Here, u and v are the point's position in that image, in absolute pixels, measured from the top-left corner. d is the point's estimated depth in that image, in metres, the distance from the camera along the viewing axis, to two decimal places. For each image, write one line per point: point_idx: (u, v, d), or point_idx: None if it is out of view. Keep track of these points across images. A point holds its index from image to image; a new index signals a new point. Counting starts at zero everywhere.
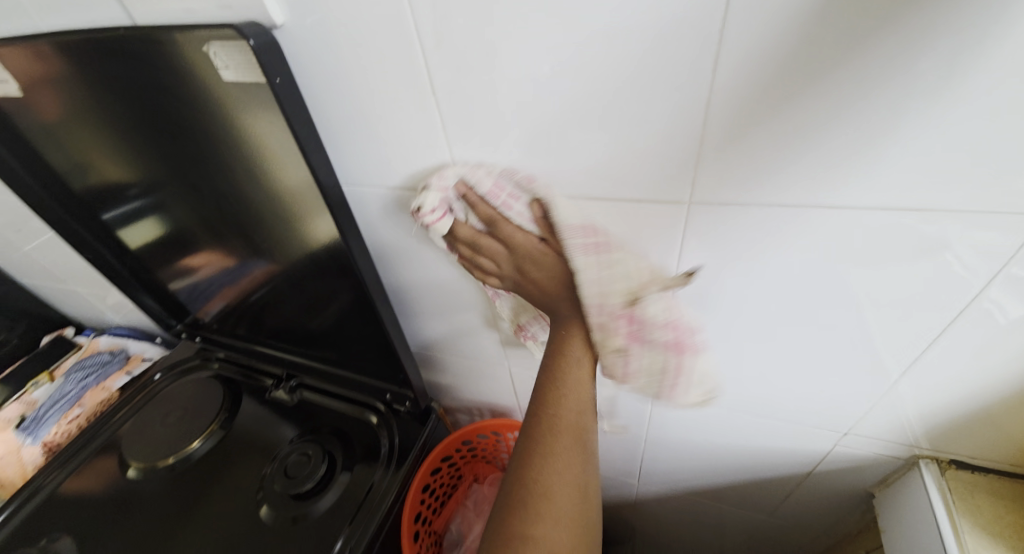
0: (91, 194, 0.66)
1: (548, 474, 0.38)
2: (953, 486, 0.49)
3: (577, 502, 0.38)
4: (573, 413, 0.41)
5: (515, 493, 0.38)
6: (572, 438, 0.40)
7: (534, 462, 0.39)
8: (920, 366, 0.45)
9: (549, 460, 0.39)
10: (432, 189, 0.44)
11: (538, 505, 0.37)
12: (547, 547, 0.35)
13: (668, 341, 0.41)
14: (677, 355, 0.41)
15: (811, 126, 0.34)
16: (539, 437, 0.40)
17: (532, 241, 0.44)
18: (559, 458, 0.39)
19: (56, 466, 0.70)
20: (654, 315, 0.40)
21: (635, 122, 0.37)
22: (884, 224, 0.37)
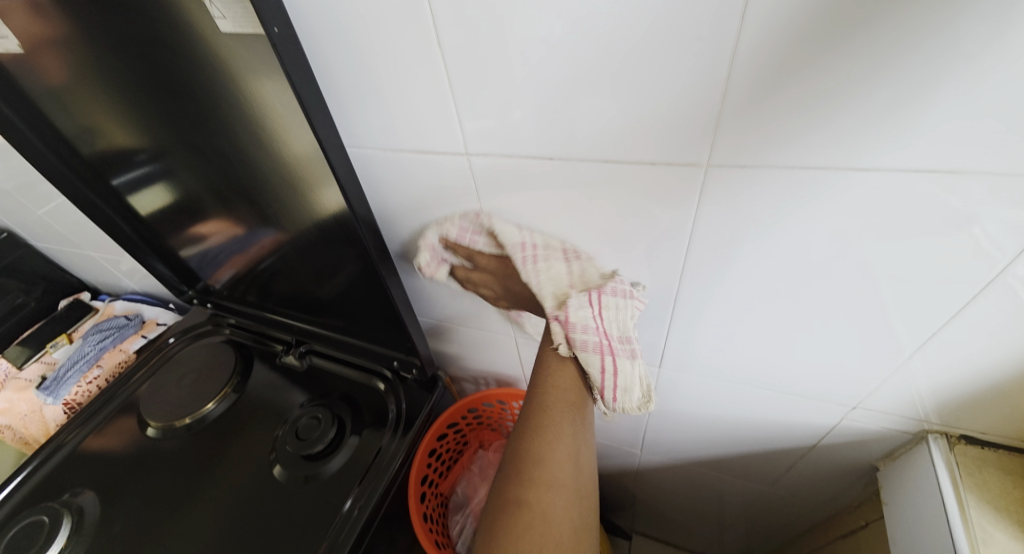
0: (100, 158, 0.66)
1: (542, 446, 0.44)
2: (962, 460, 0.49)
3: (568, 470, 0.43)
4: (563, 394, 0.46)
5: (513, 462, 0.44)
6: (564, 414, 0.45)
7: (529, 439, 0.44)
8: (936, 342, 0.44)
9: (541, 437, 0.44)
10: (422, 250, 0.55)
11: (533, 470, 0.43)
12: (540, 508, 0.41)
13: (591, 343, 0.45)
14: (609, 353, 0.45)
15: (838, 87, 0.32)
16: (533, 418, 0.46)
17: (501, 265, 0.52)
18: (550, 434, 0.44)
19: (78, 424, 0.72)
20: (580, 318, 0.45)
21: (652, 82, 0.36)
22: (909, 192, 0.35)
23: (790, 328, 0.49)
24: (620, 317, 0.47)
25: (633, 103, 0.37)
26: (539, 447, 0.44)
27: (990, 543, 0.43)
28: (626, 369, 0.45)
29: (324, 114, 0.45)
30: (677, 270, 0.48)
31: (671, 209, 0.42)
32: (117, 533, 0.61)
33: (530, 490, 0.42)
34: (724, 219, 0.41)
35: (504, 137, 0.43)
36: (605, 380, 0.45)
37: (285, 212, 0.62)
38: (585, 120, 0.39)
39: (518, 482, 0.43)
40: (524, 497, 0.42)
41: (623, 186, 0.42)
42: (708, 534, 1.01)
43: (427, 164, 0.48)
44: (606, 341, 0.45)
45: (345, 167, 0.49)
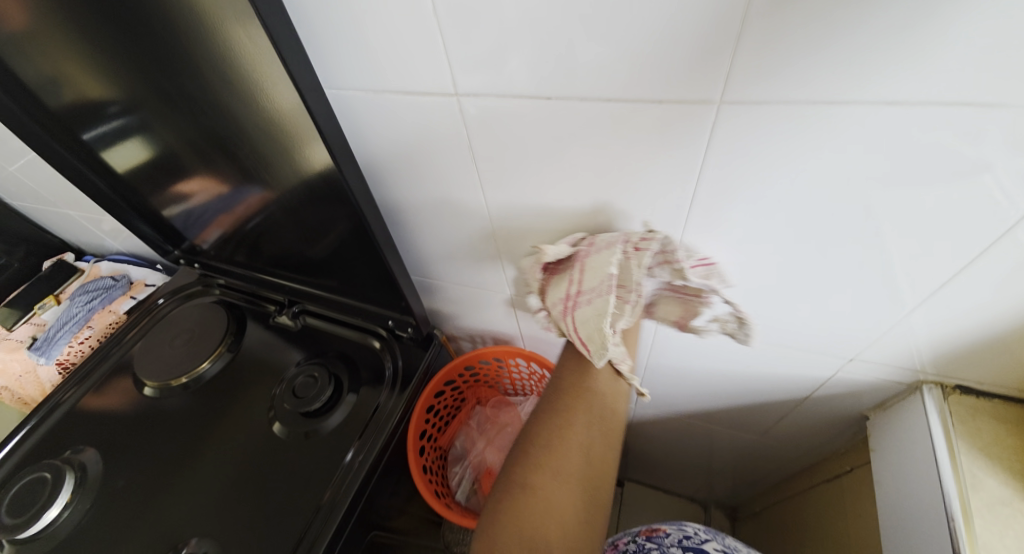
0: (68, 111, 0.61)
1: (550, 432, 0.48)
2: (955, 410, 0.49)
3: (580, 467, 0.46)
4: (580, 391, 0.50)
5: (523, 445, 0.48)
6: (577, 409, 0.49)
7: (546, 433, 0.48)
8: (939, 296, 0.43)
9: (558, 432, 0.48)
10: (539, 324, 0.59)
11: (541, 456, 0.46)
12: (543, 492, 0.44)
13: (558, 303, 0.49)
14: (575, 310, 0.48)
15: (862, 20, 0.30)
16: (554, 416, 0.49)
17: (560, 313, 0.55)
18: (568, 432, 0.48)
19: (73, 384, 0.72)
20: (552, 294, 0.50)
21: (661, 16, 0.33)
22: (927, 137, 0.33)
23: (792, 281, 0.48)
24: (596, 270, 0.46)
25: (639, 35, 0.34)
26: (551, 436, 0.48)
27: (978, 488, 0.45)
28: (588, 321, 0.47)
29: (303, 52, 0.41)
30: (680, 221, 0.46)
31: (676, 156, 0.40)
32: (123, 488, 0.62)
33: (538, 472, 0.46)
34: (731, 167, 0.40)
35: (497, 80, 0.40)
36: (574, 331, 0.49)
37: (269, 167, 0.59)
38: (586, 54, 0.36)
39: (528, 465, 0.46)
40: (531, 479, 0.45)
41: (626, 130, 0.40)
42: (697, 481, 1.05)
43: (417, 108, 0.45)
44: (573, 299, 0.48)
45: (327, 115, 0.46)
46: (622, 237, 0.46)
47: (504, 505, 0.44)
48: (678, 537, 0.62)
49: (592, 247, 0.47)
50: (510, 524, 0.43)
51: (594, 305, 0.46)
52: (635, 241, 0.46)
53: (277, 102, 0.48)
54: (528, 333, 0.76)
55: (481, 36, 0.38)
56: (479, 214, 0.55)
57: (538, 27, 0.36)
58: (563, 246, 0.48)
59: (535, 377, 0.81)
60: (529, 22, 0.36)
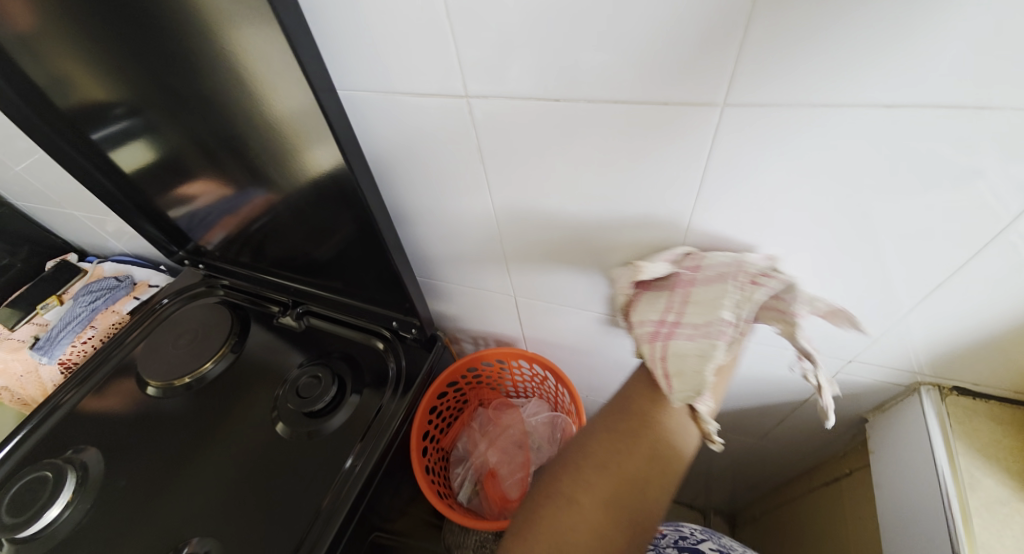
0: (78, 112, 0.62)
1: (604, 455, 0.46)
2: (952, 411, 0.50)
3: (626, 497, 0.44)
4: (654, 418, 0.47)
5: (570, 459, 0.47)
6: (639, 440, 0.46)
7: (599, 454, 0.46)
8: (935, 299, 0.44)
9: (612, 456, 0.46)
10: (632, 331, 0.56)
11: (588, 474, 0.45)
12: (581, 510, 0.43)
13: (648, 330, 0.47)
14: (668, 337, 0.45)
15: (860, 28, 0.31)
16: (611, 439, 0.47)
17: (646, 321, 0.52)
18: (622, 459, 0.45)
19: (75, 384, 0.72)
20: (642, 315, 0.48)
21: (665, 24, 0.34)
22: (921, 143, 0.35)
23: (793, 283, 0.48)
24: (702, 304, 0.45)
25: (646, 39, 0.35)
26: (606, 455, 0.46)
27: (977, 488, 0.45)
28: (682, 354, 0.44)
29: (317, 53, 0.42)
30: (683, 222, 0.47)
31: (680, 158, 0.41)
32: (123, 488, 0.62)
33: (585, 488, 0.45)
34: (733, 170, 0.41)
35: (505, 83, 0.41)
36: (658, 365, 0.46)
37: (275, 169, 0.59)
38: (593, 57, 0.37)
39: (576, 479, 0.45)
40: (576, 493, 0.44)
41: (631, 132, 0.41)
42: (696, 485, 1.05)
43: (426, 110, 0.46)
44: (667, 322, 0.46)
45: (340, 115, 0.46)
46: (736, 267, 0.45)
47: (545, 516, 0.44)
48: (674, 538, 0.62)
49: (699, 276, 0.46)
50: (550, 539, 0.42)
51: (696, 344, 0.44)
52: (751, 275, 0.44)
53: (286, 105, 0.49)
54: (530, 334, 0.77)
55: (491, 41, 0.39)
56: (484, 214, 0.56)
57: (546, 34, 0.37)
58: (661, 264, 0.47)
59: (537, 378, 0.82)
60: (537, 28, 0.37)
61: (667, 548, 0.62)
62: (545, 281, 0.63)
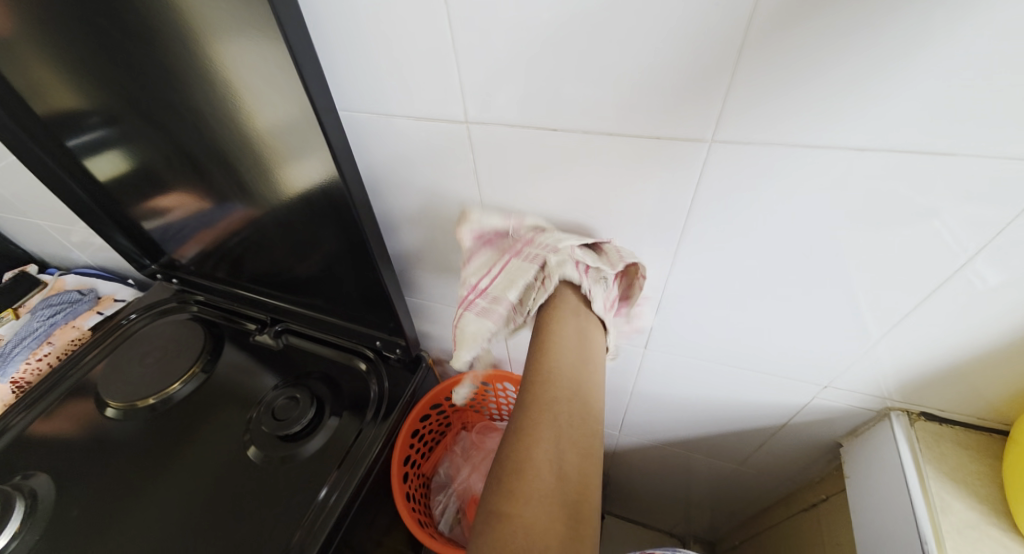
0: (54, 118, 0.60)
1: (516, 443, 0.38)
2: (922, 435, 0.52)
3: (557, 480, 0.36)
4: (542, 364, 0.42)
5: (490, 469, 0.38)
6: (541, 404, 0.40)
7: (513, 442, 0.38)
8: (902, 329, 0.47)
9: (528, 439, 0.38)
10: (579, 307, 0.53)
11: (509, 476, 0.36)
12: (524, 525, 0.34)
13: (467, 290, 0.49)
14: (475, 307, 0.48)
15: (834, 77, 0.34)
16: (520, 419, 0.39)
17: None
18: (538, 435, 0.38)
19: (22, 408, 0.67)
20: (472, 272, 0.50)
21: (659, 65, 0.36)
22: (892, 185, 0.37)
23: (718, 292, 0.51)
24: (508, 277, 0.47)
25: (641, 75, 0.37)
26: (525, 424, 0.39)
27: (948, 512, 0.47)
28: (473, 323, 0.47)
29: (318, 73, 0.43)
30: (671, 249, 0.48)
31: (668, 189, 0.43)
32: (75, 518, 0.58)
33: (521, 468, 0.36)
34: (718, 202, 0.43)
35: (504, 113, 0.43)
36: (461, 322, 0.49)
37: (261, 184, 0.58)
38: (589, 90, 0.39)
39: (502, 491, 0.36)
40: (515, 486, 0.36)
41: (623, 163, 0.43)
42: (675, 513, 1.05)
43: (423, 132, 0.47)
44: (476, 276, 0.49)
45: (337, 133, 0.47)
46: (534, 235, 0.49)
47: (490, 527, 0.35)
48: None
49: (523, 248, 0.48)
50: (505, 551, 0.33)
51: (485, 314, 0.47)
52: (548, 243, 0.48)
53: (277, 122, 0.49)
54: (515, 356, 0.77)
55: (492, 72, 0.40)
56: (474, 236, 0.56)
57: (546, 68, 0.39)
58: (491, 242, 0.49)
59: None
60: (538, 64, 0.39)
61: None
62: None
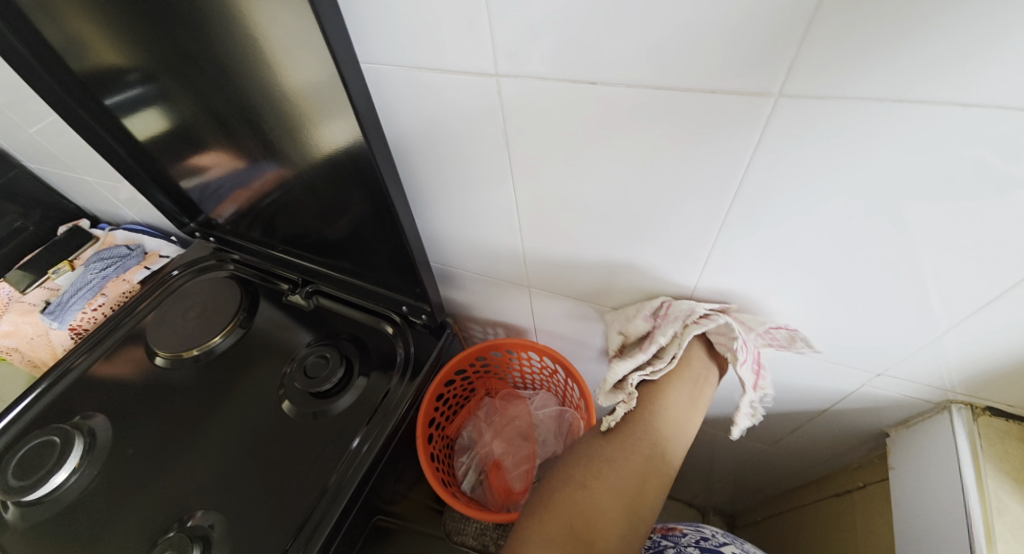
0: (91, 76, 0.60)
1: (611, 447, 0.48)
2: (984, 432, 0.48)
3: (632, 484, 0.46)
4: (632, 428, 0.49)
5: (585, 456, 0.49)
6: (640, 425, 0.49)
7: (612, 441, 0.48)
8: (976, 320, 0.42)
9: (624, 441, 0.48)
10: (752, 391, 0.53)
11: (599, 459, 0.47)
12: (595, 493, 0.45)
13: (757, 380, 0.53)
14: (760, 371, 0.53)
15: (937, 16, 0.28)
16: (623, 427, 0.49)
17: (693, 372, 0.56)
18: (634, 440, 0.48)
19: (85, 349, 0.72)
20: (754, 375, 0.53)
21: (722, 9, 0.31)
22: (991, 151, 0.32)
23: (767, 271, 0.47)
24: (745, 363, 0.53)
25: (698, 18, 0.32)
26: (630, 428, 0.49)
27: (1004, 513, 0.44)
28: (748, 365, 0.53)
29: (340, 23, 0.40)
30: (717, 220, 0.44)
31: (719, 150, 0.39)
32: (130, 456, 0.62)
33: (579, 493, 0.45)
34: (778, 169, 0.38)
35: (539, 65, 0.39)
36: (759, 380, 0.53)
37: (289, 144, 0.57)
38: (630, 36, 0.35)
39: (588, 469, 0.47)
40: (602, 464, 0.47)
41: (666, 122, 0.39)
42: (697, 486, 1.05)
43: (451, 85, 0.44)
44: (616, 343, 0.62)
45: (362, 89, 0.44)
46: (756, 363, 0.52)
47: (544, 513, 0.45)
48: (695, 538, 0.61)
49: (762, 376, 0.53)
50: (546, 535, 0.44)
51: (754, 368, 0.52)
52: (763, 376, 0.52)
53: (301, 79, 0.47)
54: (542, 326, 0.75)
55: (528, 22, 0.37)
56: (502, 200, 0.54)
57: (589, 16, 0.35)
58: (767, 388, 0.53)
59: (546, 371, 0.81)
60: (581, 8, 0.34)
61: (689, 547, 0.60)
62: (560, 274, 0.61)
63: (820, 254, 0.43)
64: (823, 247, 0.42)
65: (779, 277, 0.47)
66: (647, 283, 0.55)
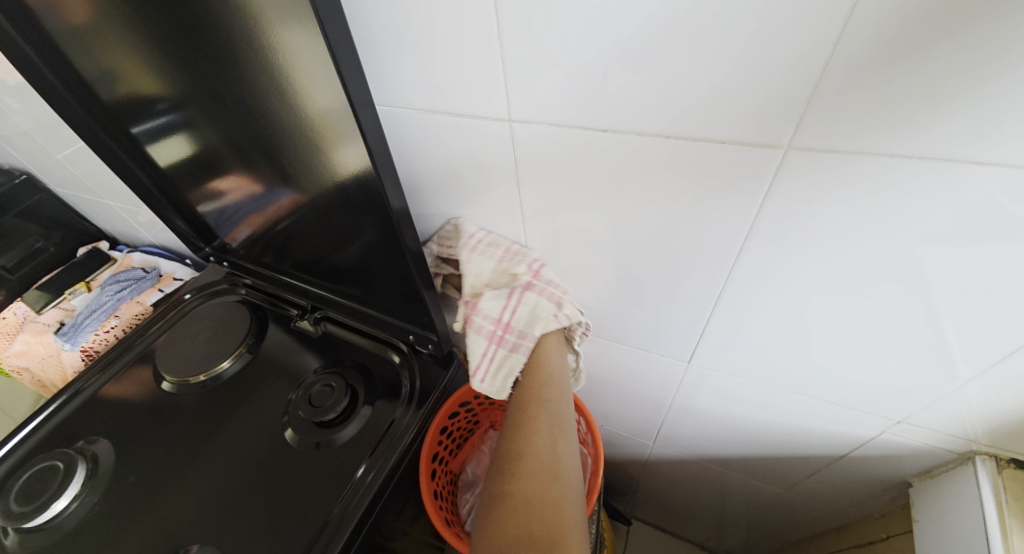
0: (119, 105, 0.63)
1: (518, 440, 0.48)
2: (1010, 486, 0.46)
3: (548, 461, 0.46)
4: (527, 411, 0.50)
5: (497, 461, 0.48)
6: (533, 406, 0.50)
7: (516, 432, 0.49)
8: (998, 371, 0.41)
9: (528, 428, 0.48)
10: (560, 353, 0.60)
11: (511, 459, 0.47)
12: (519, 492, 0.44)
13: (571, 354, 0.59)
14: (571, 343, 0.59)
15: (946, 76, 0.28)
16: (518, 415, 0.50)
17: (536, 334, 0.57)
18: (535, 424, 0.48)
19: (97, 370, 0.72)
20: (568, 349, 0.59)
21: (733, 62, 0.32)
22: (1006, 205, 0.32)
23: (778, 314, 0.46)
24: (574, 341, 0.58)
25: (709, 71, 0.33)
26: (524, 412, 0.50)
27: None
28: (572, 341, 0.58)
29: (358, 68, 0.41)
30: (726, 266, 0.44)
31: (730, 197, 0.39)
32: (131, 483, 0.61)
33: (506, 485, 0.45)
34: (789, 218, 0.38)
35: (549, 111, 0.40)
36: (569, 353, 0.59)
37: (305, 175, 0.59)
38: (640, 88, 0.35)
39: (503, 472, 0.46)
40: (513, 464, 0.46)
41: (679, 169, 0.39)
42: (708, 528, 1.01)
43: (463, 127, 0.45)
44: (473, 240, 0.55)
45: (376, 129, 0.46)
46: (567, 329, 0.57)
47: (493, 519, 0.44)
48: None
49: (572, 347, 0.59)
50: (500, 540, 0.42)
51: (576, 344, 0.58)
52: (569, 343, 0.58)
53: (318, 112, 0.48)
54: None
55: (539, 72, 0.38)
56: (479, 227, 0.54)
57: (600, 68, 0.36)
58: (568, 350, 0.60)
59: None
60: (594, 60, 0.35)
61: None
62: None
63: (833, 300, 0.42)
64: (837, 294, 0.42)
65: (788, 321, 0.46)
66: (655, 324, 0.55)
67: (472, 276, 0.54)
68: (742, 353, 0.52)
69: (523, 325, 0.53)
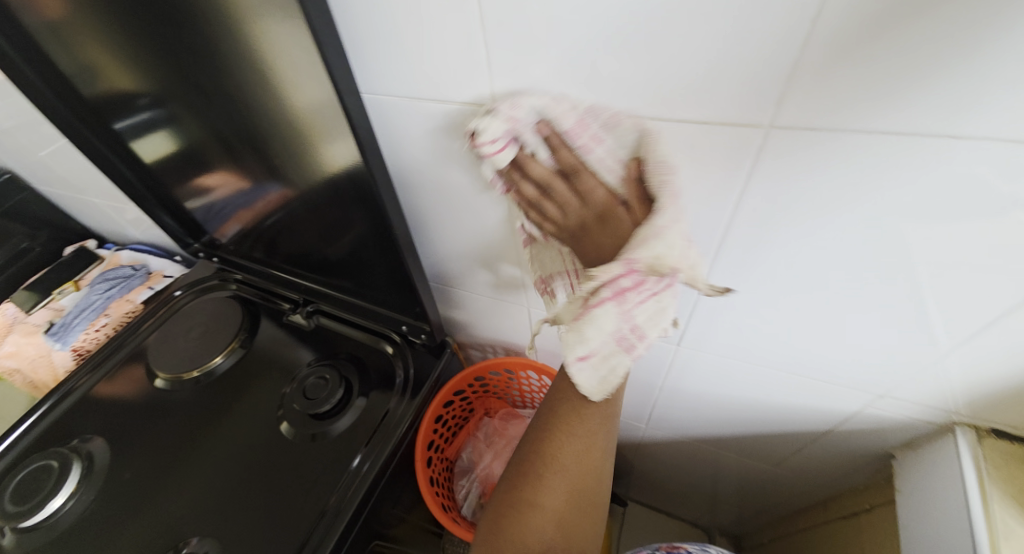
0: (101, 101, 0.62)
1: (573, 455, 0.48)
2: (988, 455, 0.48)
3: (590, 481, 0.49)
4: (586, 416, 0.48)
5: (537, 465, 0.49)
6: (597, 418, 0.49)
7: (567, 440, 0.48)
8: (977, 343, 0.42)
9: (581, 437, 0.48)
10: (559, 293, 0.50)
11: (556, 470, 0.48)
12: (552, 506, 0.47)
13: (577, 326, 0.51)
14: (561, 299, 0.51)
15: (925, 51, 0.29)
16: (578, 421, 0.48)
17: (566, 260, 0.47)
18: (592, 437, 0.49)
19: (89, 369, 0.72)
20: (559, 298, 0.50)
21: (715, 43, 0.32)
22: (981, 180, 0.33)
23: (765, 294, 0.47)
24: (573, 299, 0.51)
25: (692, 53, 0.33)
26: (586, 421, 0.48)
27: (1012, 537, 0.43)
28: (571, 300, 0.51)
29: (342, 55, 0.41)
30: (713, 247, 0.45)
31: (715, 178, 0.39)
32: (128, 480, 0.61)
33: (542, 499, 0.47)
34: (772, 197, 0.39)
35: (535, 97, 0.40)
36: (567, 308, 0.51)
37: (292, 167, 0.58)
38: (624, 71, 0.36)
39: (541, 481, 0.48)
40: (553, 475, 0.48)
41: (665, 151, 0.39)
42: (700, 506, 1.03)
43: (450, 114, 0.45)
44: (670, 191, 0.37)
45: (363, 117, 0.45)
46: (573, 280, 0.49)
47: (509, 524, 0.47)
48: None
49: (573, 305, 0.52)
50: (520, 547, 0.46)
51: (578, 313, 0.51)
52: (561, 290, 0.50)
53: (303, 103, 0.48)
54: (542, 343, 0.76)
55: (524, 56, 0.38)
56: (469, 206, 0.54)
57: (585, 50, 0.36)
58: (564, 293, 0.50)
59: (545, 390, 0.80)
60: (578, 42, 0.35)
61: None
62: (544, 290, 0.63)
63: (818, 278, 0.43)
64: (822, 271, 0.42)
65: (776, 300, 0.47)
66: None
67: (658, 245, 0.36)
68: (732, 333, 0.53)
69: (647, 324, 0.41)
